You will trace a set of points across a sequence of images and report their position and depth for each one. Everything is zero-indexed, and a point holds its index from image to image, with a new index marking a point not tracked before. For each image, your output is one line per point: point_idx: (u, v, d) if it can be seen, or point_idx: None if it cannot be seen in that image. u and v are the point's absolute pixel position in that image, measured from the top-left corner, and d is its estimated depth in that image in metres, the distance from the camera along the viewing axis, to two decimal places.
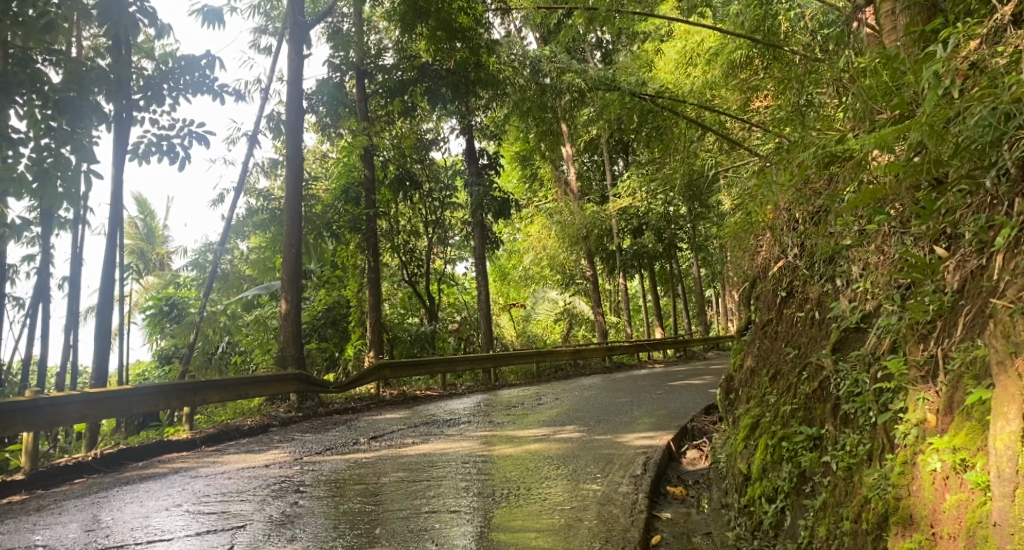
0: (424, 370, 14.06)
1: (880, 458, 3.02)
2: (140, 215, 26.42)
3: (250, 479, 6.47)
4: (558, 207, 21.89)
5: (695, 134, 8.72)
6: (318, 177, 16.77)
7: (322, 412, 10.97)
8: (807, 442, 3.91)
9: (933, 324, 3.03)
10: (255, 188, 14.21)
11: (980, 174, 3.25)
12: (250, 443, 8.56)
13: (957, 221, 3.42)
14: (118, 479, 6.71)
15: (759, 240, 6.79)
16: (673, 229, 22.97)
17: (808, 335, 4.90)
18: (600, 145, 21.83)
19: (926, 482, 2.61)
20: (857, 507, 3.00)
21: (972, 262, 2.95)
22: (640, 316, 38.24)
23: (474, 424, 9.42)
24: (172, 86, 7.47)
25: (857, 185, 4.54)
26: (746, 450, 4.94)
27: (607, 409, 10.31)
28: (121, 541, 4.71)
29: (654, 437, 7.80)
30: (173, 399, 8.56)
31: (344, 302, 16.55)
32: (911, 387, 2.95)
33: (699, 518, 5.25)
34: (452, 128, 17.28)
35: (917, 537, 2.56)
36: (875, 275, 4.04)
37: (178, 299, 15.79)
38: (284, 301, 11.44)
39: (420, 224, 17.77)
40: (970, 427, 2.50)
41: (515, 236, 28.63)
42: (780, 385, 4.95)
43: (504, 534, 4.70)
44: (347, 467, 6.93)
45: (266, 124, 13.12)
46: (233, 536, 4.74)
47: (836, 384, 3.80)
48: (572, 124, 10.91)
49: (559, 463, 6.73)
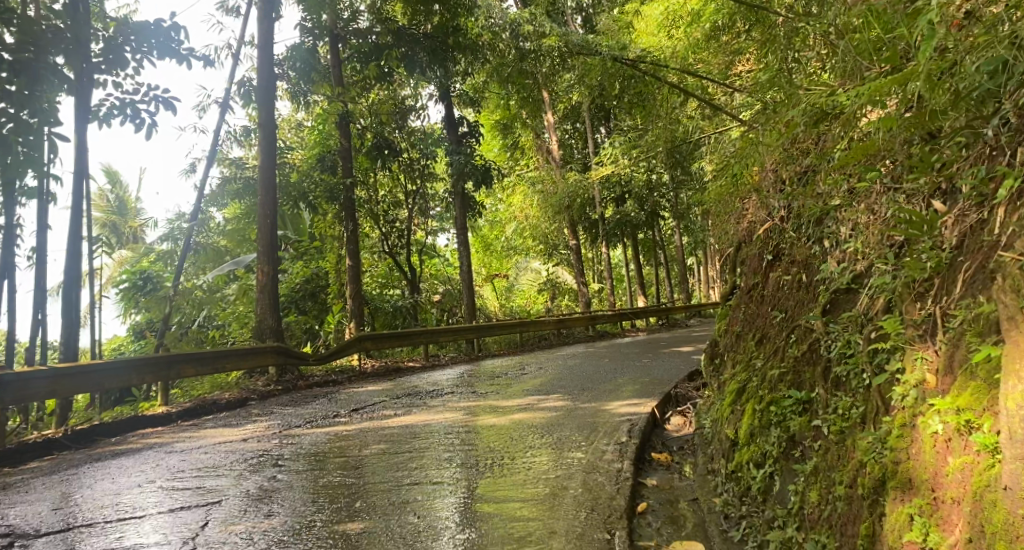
0: (406, 342, 13.91)
1: (875, 420, 2.93)
2: (111, 188, 25.88)
3: (226, 454, 6.33)
4: (540, 176, 21.71)
5: (677, 100, 8.52)
6: (294, 147, 16.47)
7: (302, 385, 10.81)
8: (795, 406, 3.82)
9: (931, 282, 2.94)
10: (229, 157, 13.90)
11: (980, 124, 3.13)
12: (227, 417, 8.39)
13: (953, 176, 3.31)
14: (90, 456, 6.53)
15: (744, 203, 6.68)
16: (655, 196, 22.87)
17: (795, 299, 4.78)
18: (582, 111, 21.58)
19: (926, 445, 2.52)
20: (852, 472, 2.90)
21: (972, 216, 2.87)
22: (622, 285, 38.27)
23: (458, 395, 9.31)
24: (135, 48, 7.18)
25: (847, 142, 4.40)
26: (732, 416, 4.86)
27: (591, 377, 10.25)
28: (90, 520, 4.55)
29: (638, 404, 7.74)
30: (148, 374, 8.37)
31: (324, 273, 16.34)
32: (910, 347, 2.86)
33: (685, 484, 5.17)
34: (431, 96, 16.98)
35: (917, 502, 2.45)
36: (865, 234, 3.92)
37: (153, 273, 15.48)
38: (262, 273, 11.19)
39: (400, 194, 17.64)
40: (975, 387, 2.40)
41: (497, 206, 28.45)
42: (767, 349, 4.86)
43: (488, 504, 4.59)
44: (328, 440, 6.79)
45: (238, 91, 12.77)
46: (208, 512, 4.60)
47: (827, 346, 3.70)
48: (553, 89, 10.73)
49: (543, 431, 6.63)
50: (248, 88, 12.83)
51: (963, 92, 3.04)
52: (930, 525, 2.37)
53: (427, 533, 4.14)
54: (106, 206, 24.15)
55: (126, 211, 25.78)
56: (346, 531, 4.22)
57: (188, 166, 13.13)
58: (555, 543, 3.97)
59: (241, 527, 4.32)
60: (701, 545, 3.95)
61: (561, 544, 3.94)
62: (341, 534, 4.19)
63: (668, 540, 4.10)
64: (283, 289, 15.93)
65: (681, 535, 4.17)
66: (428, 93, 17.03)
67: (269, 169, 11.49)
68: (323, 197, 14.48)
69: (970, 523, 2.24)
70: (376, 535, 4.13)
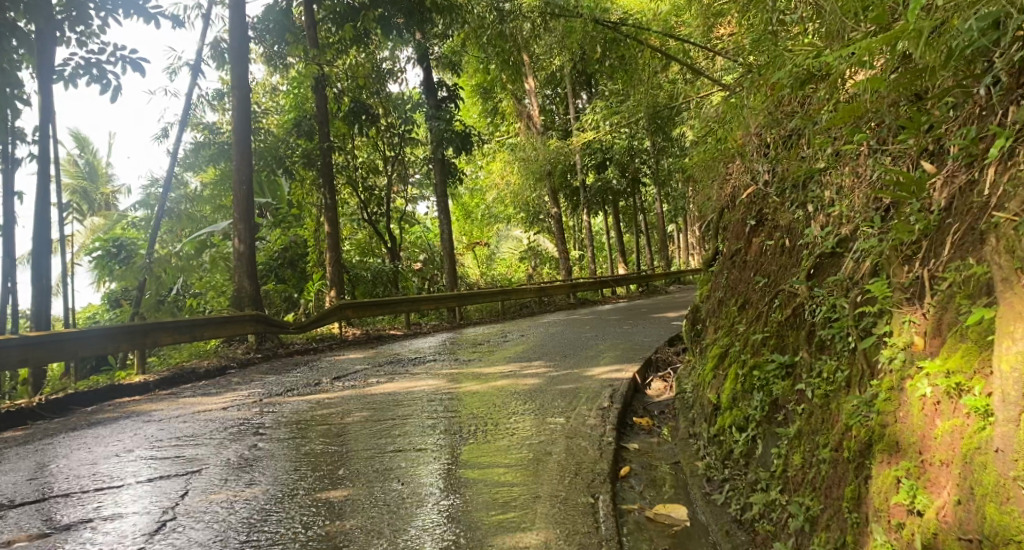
0: (388, 310, 13.86)
1: (859, 383, 2.93)
2: (80, 152, 25.33)
3: (206, 422, 6.27)
4: (520, 142, 21.53)
5: (659, 64, 8.39)
6: (270, 111, 16.16)
7: (282, 353, 10.74)
8: (779, 370, 3.82)
9: (919, 244, 2.94)
10: (202, 121, 13.62)
11: (972, 83, 3.08)
12: (206, 386, 8.31)
13: (942, 137, 3.29)
14: (65, 425, 6.43)
15: (728, 167, 6.62)
16: (636, 162, 22.79)
17: (778, 264, 4.75)
18: (563, 77, 21.35)
19: (914, 408, 2.51)
20: (838, 436, 2.90)
21: (962, 177, 2.87)
22: (603, 253, 38.32)
23: (440, 362, 9.29)
24: (99, 6, 6.99)
25: (834, 104, 4.37)
26: (715, 380, 4.86)
27: (573, 343, 10.27)
28: (67, 490, 4.48)
29: (620, 370, 7.78)
30: (123, 342, 8.25)
31: (302, 242, 16.19)
32: (897, 311, 2.85)
33: (667, 447, 5.19)
34: (409, 59, 16.68)
35: (905, 465, 2.44)
36: (851, 198, 3.90)
37: (127, 240, 15.22)
38: (239, 240, 11.02)
39: (379, 160, 17.47)
40: (966, 349, 2.40)
41: (477, 173, 28.23)
42: (749, 313, 4.85)
43: (472, 470, 4.57)
44: (309, 408, 6.74)
45: (210, 52, 12.44)
46: (189, 481, 4.55)
47: (812, 310, 3.70)
48: (534, 52, 10.55)
49: (526, 398, 6.62)
50: (220, 49, 12.50)
51: (956, 50, 2.97)
52: (918, 488, 2.36)
53: (412, 499, 4.11)
54: (75, 171, 23.66)
55: (96, 176, 25.28)
56: (329, 499, 4.19)
57: (160, 131, 12.85)
58: (541, 507, 3.96)
59: (222, 495, 4.27)
60: (684, 508, 3.95)
61: (547, 508, 3.94)
62: (324, 502, 4.15)
63: (652, 504, 4.11)
64: (261, 258, 15.77)
65: (664, 498, 4.18)
66: (406, 56, 16.76)
67: (244, 133, 11.26)
68: (301, 162, 14.61)
69: (960, 485, 2.24)
70: (360, 502, 4.10)
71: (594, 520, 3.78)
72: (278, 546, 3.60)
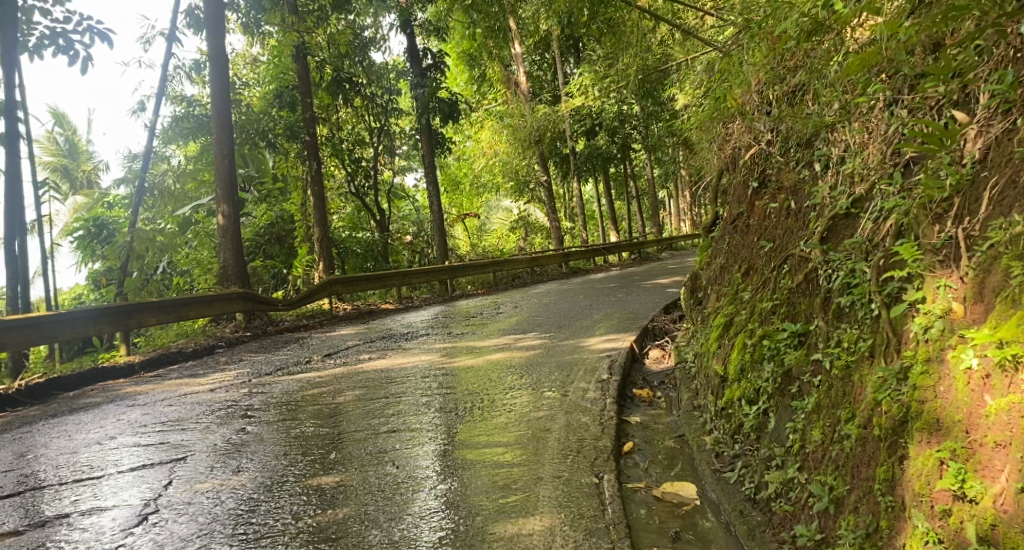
0: (378, 284, 13.62)
1: (884, 353, 2.76)
2: (59, 129, 24.97)
3: (193, 406, 6.04)
4: (509, 109, 21.13)
5: (648, 25, 7.99)
6: (250, 84, 15.78)
7: (272, 331, 10.52)
8: (791, 339, 3.62)
9: (951, 201, 2.78)
10: (180, 94, 13.26)
11: (1006, 22, 2.87)
12: (193, 367, 8.06)
13: (970, 83, 3.09)
14: (45, 412, 6.19)
15: (726, 128, 6.35)
16: (627, 127, 22.41)
17: (783, 228, 4.52)
18: (551, 41, 20.88)
19: (958, 383, 2.36)
20: (865, 412, 2.70)
21: (997, 126, 2.74)
22: (595, 221, 38.11)
23: (434, 336, 9.09)
24: None
25: (846, 56, 4.15)
26: (720, 351, 4.62)
27: (568, 314, 10.06)
28: (44, 482, 4.26)
29: (617, 339, 7.61)
30: (106, 323, 7.97)
31: (288, 217, 16.02)
32: (929, 274, 2.70)
33: (670, 420, 5.01)
34: (392, 26, 16.19)
35: (951, 446, 2.29)
36: (863, 155, 3.71)
37: (109, 218, 14.98)
38: (223, 215, 10.68)
39: (364, 132, 17.17)
40: (1020, 317, 2.25)
41: (465, 142, 27.79)
42: (753, 280, 4.64)
43: (468, 451, 4.36)
44: (299, 387, 6.52)
45: (185, 20, 12.01)
46: (174, 470, 4.33)
47: (827, 276, 3.48)
48: (520, 16, 10.17)
49: (522, 371, 6.42)
50: (195, 17, 12.06)
51: None
52: (967, 472, 2.21)
53: (407, 484, 3.91)
54: (55, 149, 23.37)
55: (76, 154, 24.94)
56: (320, 485, 3.98)
57: (137, 105, 12.48)
58: (544, 489, 3.76)
59: (207, 485, 4.06)
60: (693, 485, 3.76)
61: (550, 491, 3.73)
62: (315, 489, 3.95)
63: (659, 481, 3.92)
64: (248, 234, 15.48)
65: (671, 475, 3.99)
66: (388, 23, 16.26)
67: (224, 105, 10.90)
68: (284, 135, 14.09)
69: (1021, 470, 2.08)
70: (354, 490, 3.89)
71: (600, 502, 3.58)
72: (266, 539, 3.41)
